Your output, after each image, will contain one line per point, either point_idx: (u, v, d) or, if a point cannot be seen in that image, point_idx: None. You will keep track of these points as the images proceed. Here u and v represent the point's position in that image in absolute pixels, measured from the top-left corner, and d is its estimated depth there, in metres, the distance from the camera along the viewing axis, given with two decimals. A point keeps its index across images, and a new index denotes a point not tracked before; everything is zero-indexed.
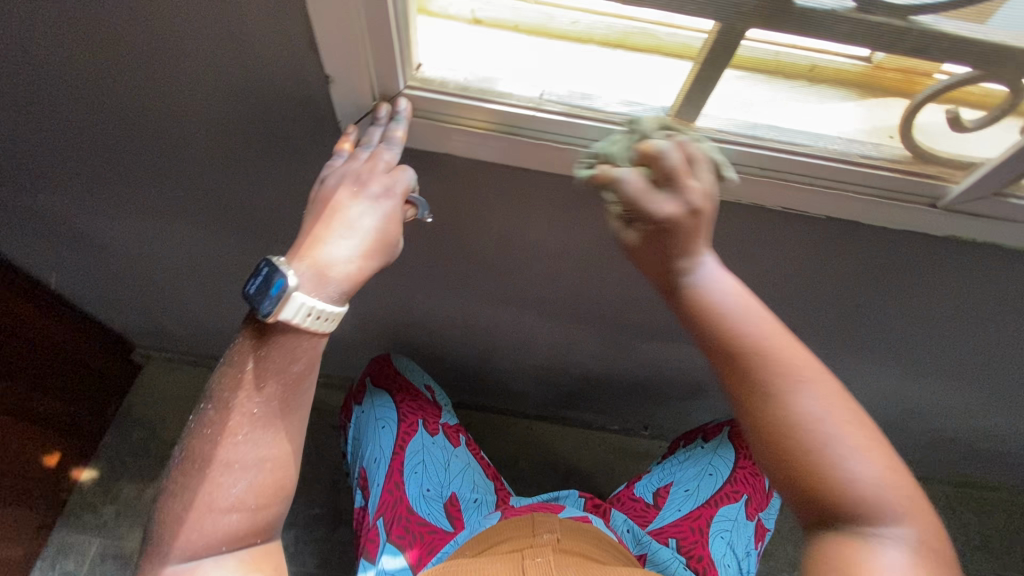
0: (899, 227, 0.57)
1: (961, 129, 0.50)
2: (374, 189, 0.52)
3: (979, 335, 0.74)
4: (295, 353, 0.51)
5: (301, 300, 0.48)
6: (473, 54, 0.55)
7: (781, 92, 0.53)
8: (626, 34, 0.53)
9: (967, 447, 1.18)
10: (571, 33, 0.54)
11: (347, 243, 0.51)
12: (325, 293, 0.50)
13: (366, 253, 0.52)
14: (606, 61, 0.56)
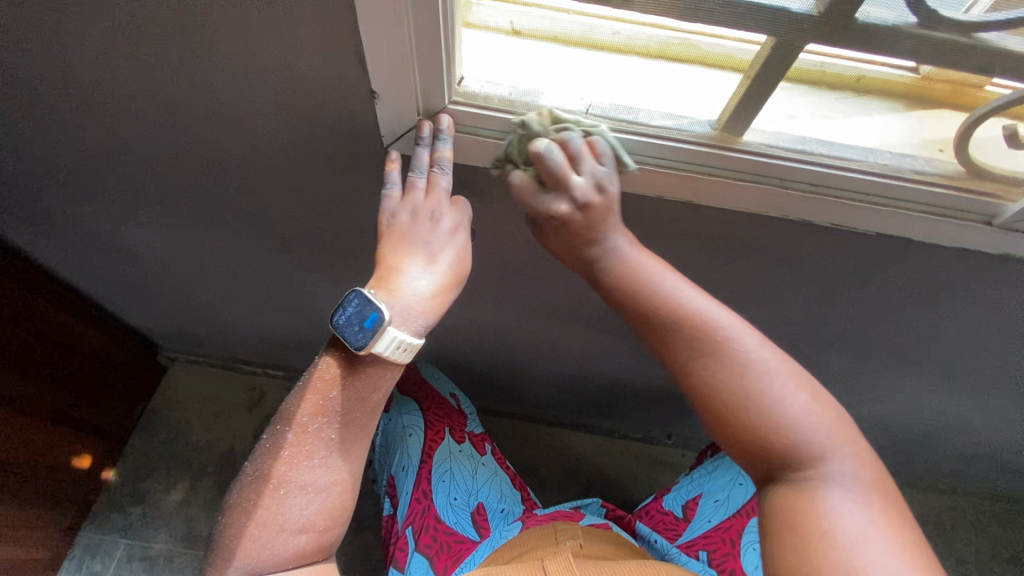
0: (953, 246, 0.55)
1: (1019, 145, 0.48)
2: (445, 223, 0.56)
3: (1023, 350, 0.72)
4: (378, 383, 0.57)
5: (393, 334, 0.53)
6: (505, 65, 0.52)
7: (825, 102, 0.49)
8: (668, 40, 0.47)
9: (1000, 461, 1.15)
10: (611, 44, 0.49)
11: (425, 277, 0.56)
12: (411, 327, 0.55)
13: (445, 287, 0.57)
14: (645, 72, 0.50)
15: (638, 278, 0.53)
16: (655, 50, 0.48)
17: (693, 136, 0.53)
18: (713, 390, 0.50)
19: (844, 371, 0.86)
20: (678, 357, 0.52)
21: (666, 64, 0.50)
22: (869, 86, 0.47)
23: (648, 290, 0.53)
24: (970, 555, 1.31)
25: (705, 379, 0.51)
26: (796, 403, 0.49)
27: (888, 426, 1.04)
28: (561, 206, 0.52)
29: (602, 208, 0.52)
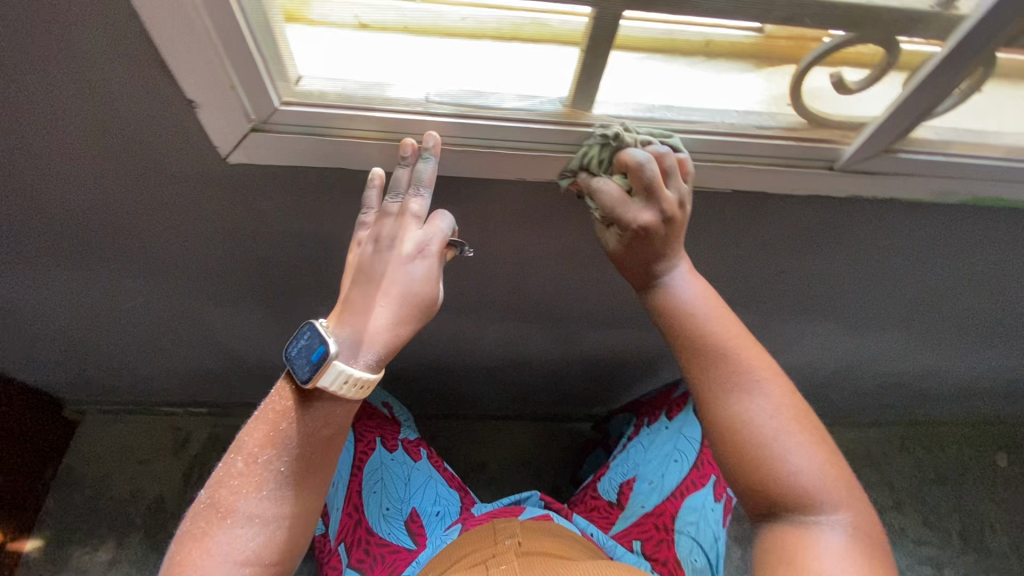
0: (804, 193, 0.57)
1: (848, 92, 0.50)
2: (408, 249, 0.53)
3: (899, 283, 0.76)
4: (333, 416, 0.52)
5: (339, 368, 0.49)
6: (355, 60, 0.50)
7: (679, 70, 0.51)
8: (518, 20, 0.47)
9: (911, 388, 1.23)
10: (464, 30, 0.48)
11: (384, 311, 0.53)
12: (362, 361, 0.52)
13: (398, 320, 0.53)
14: (505, 55, 0.51)
15: (690, 313, 0.53)
16: (505, 30, 0.48)
17: (541, 116, 0.52)
18: (746, 418, 0.50)
19: (750, 326, 0.89)
20: (718, 381, 0.52)
21: (524, 45, 0.50)
22: (720, 49, 0.49)
23: (698, 322, 0.53)
24: (900, 479, 1.40)
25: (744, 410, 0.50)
26: (811, 453, 0.49)
27: (804, 371, 1.08)
28: (649, 216, 0.51)
29: (663, 237, 0.52)
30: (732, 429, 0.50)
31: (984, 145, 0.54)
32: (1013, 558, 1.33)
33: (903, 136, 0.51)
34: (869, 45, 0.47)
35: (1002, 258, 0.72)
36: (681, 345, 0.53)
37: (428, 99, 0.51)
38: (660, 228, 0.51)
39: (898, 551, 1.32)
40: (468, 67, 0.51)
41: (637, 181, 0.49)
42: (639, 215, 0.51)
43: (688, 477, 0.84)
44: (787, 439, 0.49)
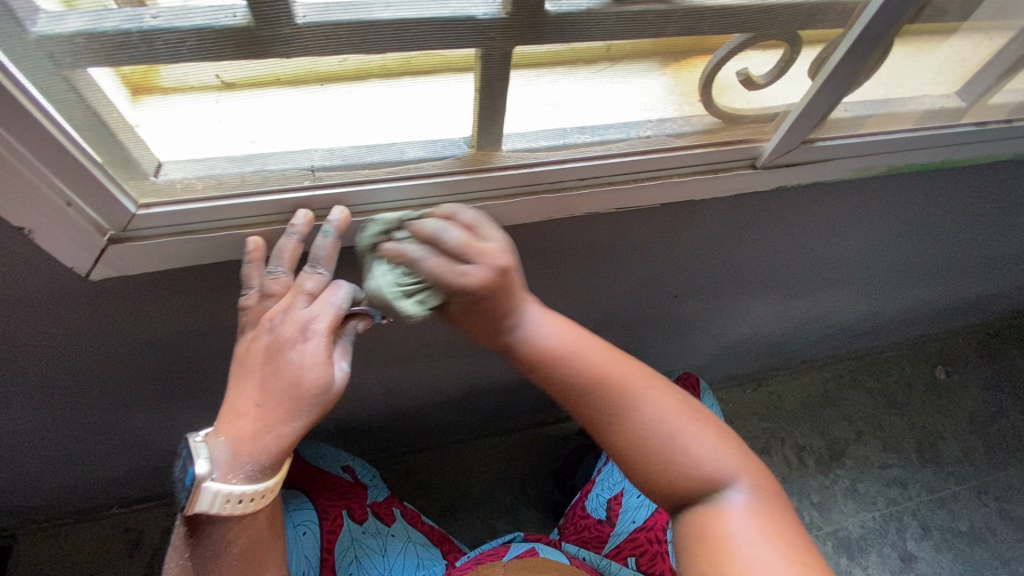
0: (730, 193, 0.56)
1: (756, 87, 0.48)
2: (293, 332, 0.48)
3: (832, 249, 0.77)
4: (230, 535, 0.48)
5: (213, 488, 0.45)
6: (203, 133, 0.41)
7: (585, 81, 0.45)
8: (411, 54, 0.39)
9: (856, 329, 1.28)
10: (346, 71, 0.39)
11: (268, 412, 0.48)
12: (239, 473, 0.47)
13: (280, 417, 0.47)
14: (394, 96, 0.42)
15: (548, 364, 0.49)
16: (396, 65, 0.40)
17: (448, 166, 0.48)
18: (636, 430, 0.49)
19: (701, 312, 0.88)
20: (610, 414, 0.50)
21: (420, 81, 0.42)
22: (622, 53, 0.43)
23: (564, 355, 0.49)
24: (857, 411, 1.47)
25: (639, 428, 0.49)
26: (708, 453, 0.50)
27: (755, 338, 1.11)
28: (480, 271, 0.45)
29: (507, 293, 0.47)
30: (629, 443, 0.50)
31: (900, 114, 0.54)
32: (965, 462, 1.42)
33: (819, 124, 0.50)
34: (768, 39, 0.44)
35: (922, 210, 0.74)
36: (563, 387, 0.50)
37: (314, 170, 0.45)
38: (493, 275, 0.45)
39: (866, 479, 1.38)
40: (358, 118, 0.43)
41: (439, 245, 0.45)
42: (468, 273, 0.45)
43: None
44: (681, 439, 0.50)
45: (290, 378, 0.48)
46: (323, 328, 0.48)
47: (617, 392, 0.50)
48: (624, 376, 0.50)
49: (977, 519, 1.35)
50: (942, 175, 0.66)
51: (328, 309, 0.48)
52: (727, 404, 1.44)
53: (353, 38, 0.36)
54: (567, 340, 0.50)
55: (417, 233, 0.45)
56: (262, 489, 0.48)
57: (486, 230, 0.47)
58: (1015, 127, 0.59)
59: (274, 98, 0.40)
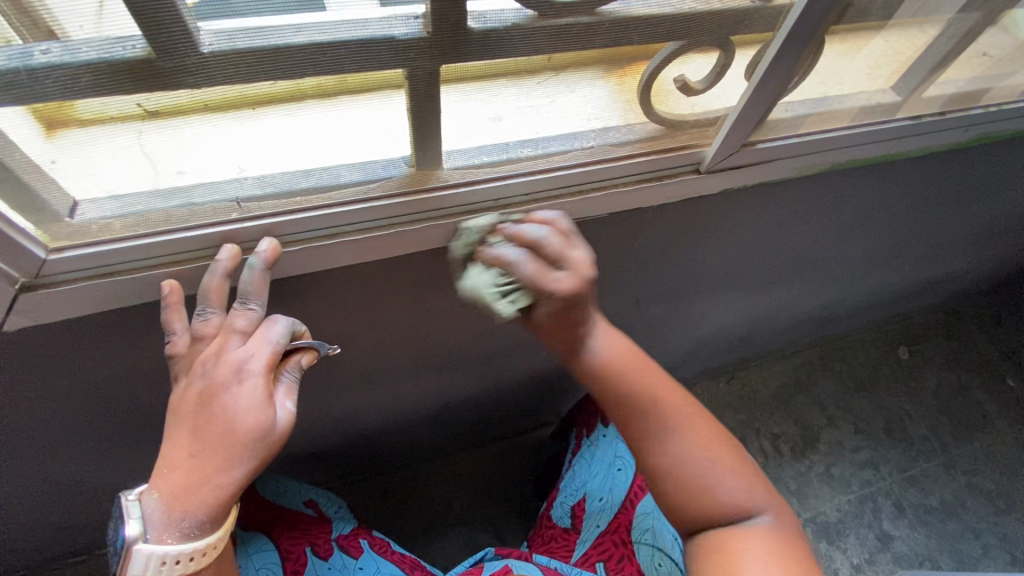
0: (677, 199, 0.56)
1: (695, 92, 0.48)
2: (224, 375, 0.44)
3: (786, 243, 0.78)
4: None
5: (146, 549, 0.42)
6: (120, 166, 0.38)
7: (528, 93, 0.43)
8: (330, 77, 0.37)
9: (820, 317, 1.31)
10: (276, 95, 0.37)
11: (202, 465, 0.43)
12: (175, 533, 0.43)
13: (218, 468, 0.43)
14: (325, 121, 0.40)
15: (609, 381, 0.50)
16: (329, 84, 0.37)
17: (385, 188, 0.46)
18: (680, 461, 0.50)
19: (665, 313, 0.89)
20: (644, 431, 0.51)
21: (346, 102, 0.39)
22: (565, 61, 0.41)
23: (614, 381, 0.50)
24: (827, 397, 1.50)
25: (671, 454, 0.50)
26: (735, 488, 0.51)
27: (723, 333, 1.12)
28: (569, 281, 0.45)
29: (585, 304, 0.47)
30: (671, 471, 0.50)
31: (836, 112, 0.55)
32: (933, 438, 1.46)
33: (758, 127, 0.50)
34: (703, 45, 0.44)
35: (869, 201, 0.75)
36: (614, 409, 0.50)
37: (239, 201, 0.43)
38: (582, 288, 0.46)
39: (840, 463, 1.41)
40: (288, 144, 0.41)
41: (546, 254, 0.46)
42: (558, 283, 0.45)
43: (633, 483, 0.82)
44: (716, 470, 0.50)
45: (227, 424, 0.43)
46: (260, 367, 0.45)
47: (658, 409, 0.50)
48: (668, 389, 0.52)
49: (947, 494, 1.38)
50: (883, 169, 0.68)
51: (264, 346, 0.46)
52: (701, 399, 1.45)
53: (267, 64, 0.34)
54: (622, 361, 0.50)
55: (517, 236, 0.46)
56: (203, 546, 0.44)
57: (577, 240, 0.47)
58: (948, 120, 0.60)
59: (201, 126, 0.37)
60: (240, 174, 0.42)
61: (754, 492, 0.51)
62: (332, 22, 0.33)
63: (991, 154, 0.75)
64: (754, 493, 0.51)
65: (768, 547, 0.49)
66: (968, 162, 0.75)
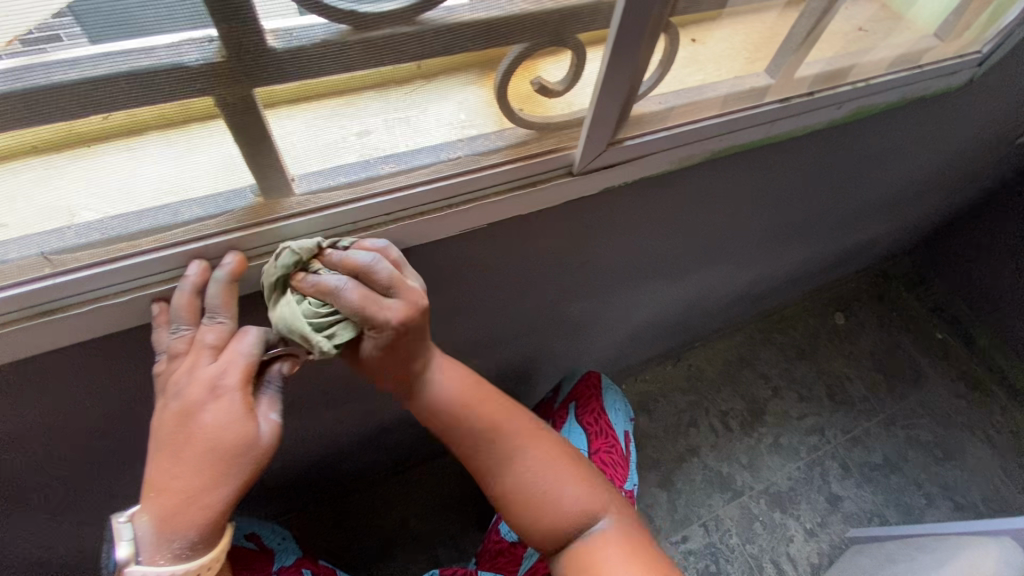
0: (555, 203, 0.55)
1: (556, 94, 0.47)
2: (196, 394, 0.41)
3: (693, 229, 0.79)
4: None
5: (138, 572, 0.41)
6: None
7: (394, 106, 0.41)
8: (132, 111, 0.34)
9: (752, 294, 1.33)
10: (105, 128, 0.34)
11: (186, 482, 0.41)
12: (167, 553, 0.41)
13: (205, 485, 0.41)
14: (155, 160, 0.37)
15: (456, 412, 0.53)
16: (171, 112, 0.35)
17: (224, 223, 0.43)
18: (509, 485, 0.53)
19: (587, 311, 0.88)
20: (493, 460, 0.54)
21: (174, 136, 0.36)
22: (435, 68, 0.40)
23: (468, 414, 0.53)
24: (771, 369, 1.53)
25: (515, 481, 0.53)
26: (578, 496, 0.54)
27: (655, 322, 1.12)
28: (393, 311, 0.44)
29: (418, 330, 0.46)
30: (518, 494, 0.53)
31: (703, 101, 0.55)
32: (872, 397, 1.51)
33: (620, 124, 0.50)
34: (551, 45, 0.43)
35: (766, 181, 0.76)
36: (455, 438, 0.53)
37: (47, 256, 0.39)
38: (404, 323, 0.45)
39: (788, 433, 1.44)
40: (120, 183, 0.37)
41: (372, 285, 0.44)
42: (388, 312, 0.44)
43: None
44: (559, 487, 0.54)
45: (209, 439, 0.41)
46: (232, 385, 0.42)
47: (501, 433, 0.54)
48: (503, 415, 0.55)
49: (890, 449, 1.43)
50: (767, 150, 0.69)
51: (239, 361, 0.43)
52: (650, 385, 1.47)
53: (37, 109, 0.31)
54: (465, 395, 0.53)
55: (343, 265, 0.43)
56: (197, 568, 0.43)
57: (409, 273, 0.47)
58: (819, 98, 0.61)
59: (33, 170, 0.34)
60: (70, 220, 0.38)
61: (596, 493, 0.56)
62: (105, 52, 0.30)
63: (874, 125, 0.78)
64: (596, 494, 0.56)
65: (612, 543, 0.54)
66: (854, 135, 0.77)
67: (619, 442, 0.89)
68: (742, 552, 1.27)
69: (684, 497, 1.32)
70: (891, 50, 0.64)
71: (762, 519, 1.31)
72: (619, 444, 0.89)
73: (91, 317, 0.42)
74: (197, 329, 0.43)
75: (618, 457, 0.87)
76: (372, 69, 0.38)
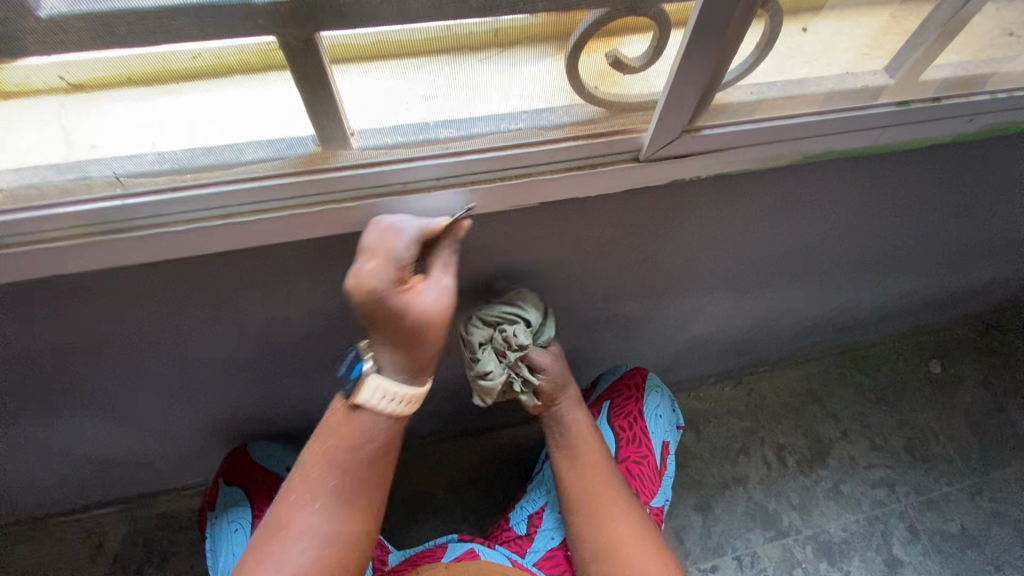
0: (615, 190, 0.52)
1: (631, 70, 0.43)
2: (386, 286, 0.46)
3: (772, 239, 0.71)
4: (367, 430, 0.54)
5: (376, 382, 0.52)
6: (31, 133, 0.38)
7: (469, 70, 0.40)
8: (223, 49, 0.35)
9: (834, 323, 1.21)
10: (199, 71, 0.36)
11: (401, 340, 0.50)
12: (398, 377, 0.53)
13: (412, 346, 0.50)
14: (236, 104, 0.39)
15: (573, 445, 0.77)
16: (254, 59, 0.36)
17: (278, 167, 0.44)
18: (590, 529, 0.71)
19: (642, 312, 0.83)
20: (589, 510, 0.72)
21: (250, 81, 0.38)
22: (513, 38, 0.39)
23: (581, 446, 0.76)
24: (843, 409, 1.39)
25: (600, 532, 0.70)
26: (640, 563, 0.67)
27: (718, 337, 1.05)
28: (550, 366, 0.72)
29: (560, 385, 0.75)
30: (600, 547, 0.70)
31: (803, 96, 0.49)
32: (961, 460, 1.33)
33: (698, 112, 0.46)
34: (635, 16, 0.39)
35: (867, 195, 0.68)
36: (571, 466, 0.76)
37: (120, 178, 0.41)
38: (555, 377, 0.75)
39: (851, 480, 1.30)
40: (195, 119, 0.39)
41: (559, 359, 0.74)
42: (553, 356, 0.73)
43: None
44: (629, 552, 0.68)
45: (392, 326, 0.48)
46: (393, 286, 0.46)
47: (597, 477, 0.74)
48: (595, 449, 0.77)
49: (971, 522, 1.26)
50: (869, 161, 0.61)
51: (395, 264, 0.45)
52: (703, 402, 1.38)
53: (111, 34, 0.32)
54: (578, 433, 0.77)
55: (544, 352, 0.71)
56: (412, 392, 0.54)
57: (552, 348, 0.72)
58: (945, 106, 0.53)
59: (130, 99, 0.37)
60: (150, 148, 0.40)
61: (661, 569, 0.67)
62: None
63: (1011, 147, 0.66)
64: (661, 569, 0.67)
65: None
66: (985, 155, 0.66)
67: (652, 453, 0.87)
68: None
69: (721, 525, 1.24)
70: None
71: (805, 566, 1.21)
72: (652, 456, 0.87)
73: (150, 243, 0.44)
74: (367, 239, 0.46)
75: (649, 470, 0.85)
76: (446, 33, 0.37)
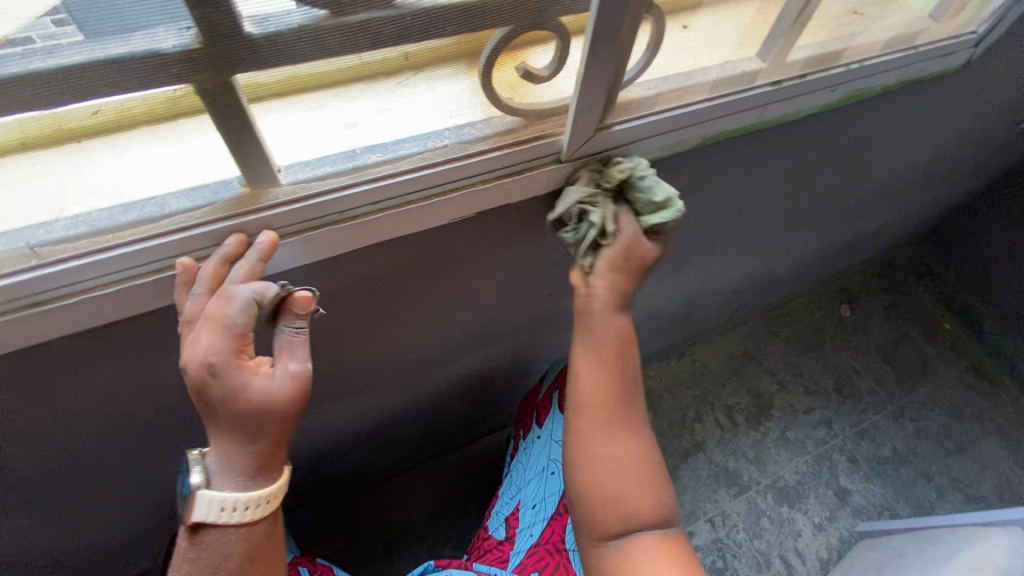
0: (547, 189, 0.55)
1: (541, 79, 0.46)
2: (224, 358, 0.42)
3: (690, 216, 0.77)
4: (226, 546, 0.45)
5: (208, 494, 0.44)
6: None
7: (387, 95, 0.41)
8: (127, 101, 0.34)
9: (755, 286, 1.31)
10: (93, 129, 0.35)
11: (234, 433, 0.43)
12: (236, 480, 0.45)
13: (248, 436, 0.44)
14: (147, 159, 0.38)
15: (593, 363, 0.56)
16: (157, 109, 0.36)
17: (210, 214, 0.43)
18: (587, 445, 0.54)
19: None
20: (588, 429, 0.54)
21: (155, 133, 0.37)
22: (423, 59, 0.40)
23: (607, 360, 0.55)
24: (776, 363, 1.51)
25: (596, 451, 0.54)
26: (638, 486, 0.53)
27: (658, 314, 1.11)
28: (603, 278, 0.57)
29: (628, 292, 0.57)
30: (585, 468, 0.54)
31: (693, 86, 0.54)
32: (880, 389, 1.48)
33: (608, 109, 0.50)
34: (535, 30, 0.42)
35: (763, 165, 0.75)
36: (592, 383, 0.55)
37: (34, 248, 0.39)
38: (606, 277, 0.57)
39: (795, 426, 1.42)
40: (108, 178, 0.38)
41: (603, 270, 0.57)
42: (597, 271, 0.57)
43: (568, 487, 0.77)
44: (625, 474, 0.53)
45: (228, 411, 0.43)
46: (229, 361, 0.42)
47: (606, 401, 0.55)
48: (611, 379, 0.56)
49: (898, 442, 1.40)
50: (758, 136, 0.68)
51: (228, 335, 0.42)
52: (655, 380, 1.45)
53: (14, 97, 0.31)
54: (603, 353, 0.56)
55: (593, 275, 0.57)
56: (265, 494, 0.46)
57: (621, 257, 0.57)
58: (811, 81, 0.60)
59: (19, 168, 0.35)
60: (59, 215, 0.38)
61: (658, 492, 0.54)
62: (78, 44, 0.31)
63: (869, 108, 0.76)
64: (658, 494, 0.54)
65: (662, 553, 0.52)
66: (849, 118, 0.76)
67: None
68: (749, 547, 1.25)
69: (690, 492, 1.31)
70: (884, 31, 0.63)
71: (769, 514, 1.29)
72: None
73: (75, 311, 0.42)
74: (209, 298, 0.43)
75: None
76: (358, 62, 0.38)
